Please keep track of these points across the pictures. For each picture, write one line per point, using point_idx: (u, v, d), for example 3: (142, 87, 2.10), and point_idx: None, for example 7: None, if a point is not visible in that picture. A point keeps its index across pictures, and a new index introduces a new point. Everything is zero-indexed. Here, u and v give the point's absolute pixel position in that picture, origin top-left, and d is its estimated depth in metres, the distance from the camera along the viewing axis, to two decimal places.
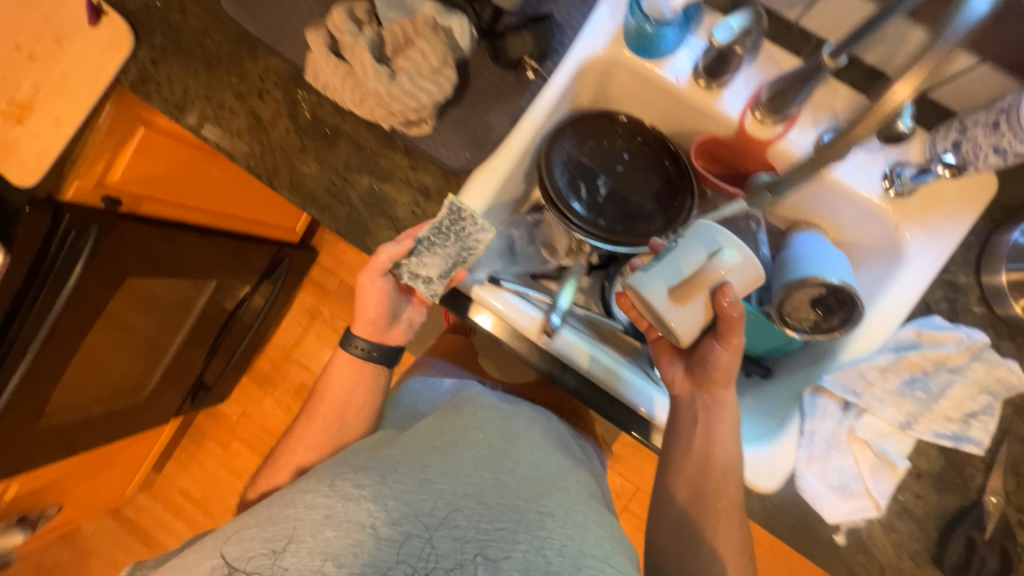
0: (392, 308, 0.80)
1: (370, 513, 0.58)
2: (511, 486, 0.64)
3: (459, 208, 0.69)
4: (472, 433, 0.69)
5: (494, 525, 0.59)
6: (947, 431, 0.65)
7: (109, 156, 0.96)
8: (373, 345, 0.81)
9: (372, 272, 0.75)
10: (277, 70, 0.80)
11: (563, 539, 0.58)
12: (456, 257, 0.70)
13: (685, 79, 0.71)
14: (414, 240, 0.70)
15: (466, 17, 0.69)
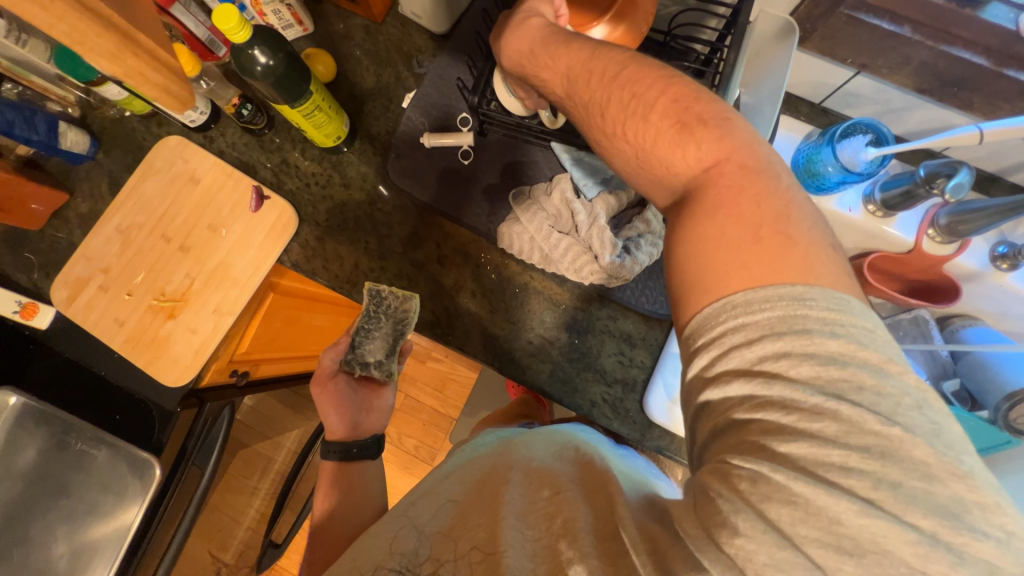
0: (359, 412, 0.75)
1: (366, 538, 0.54)
2: (491, 474, 0.54)
3: (378, 290, 0.74)
4: (467, 459, 0.60)
5: (475, 516, 0.49)
6: None
7: (243, 332, 0.90)
8: (344, 444, 0.71)
9: (323, 377, 0.75)
10: (455, 236, 0.80)
11: (561, 488, 0.49)
12: (395, 332, 0.75)
13: (857, 209, 0.76)
14: (352, 335, 0.78)
15: None
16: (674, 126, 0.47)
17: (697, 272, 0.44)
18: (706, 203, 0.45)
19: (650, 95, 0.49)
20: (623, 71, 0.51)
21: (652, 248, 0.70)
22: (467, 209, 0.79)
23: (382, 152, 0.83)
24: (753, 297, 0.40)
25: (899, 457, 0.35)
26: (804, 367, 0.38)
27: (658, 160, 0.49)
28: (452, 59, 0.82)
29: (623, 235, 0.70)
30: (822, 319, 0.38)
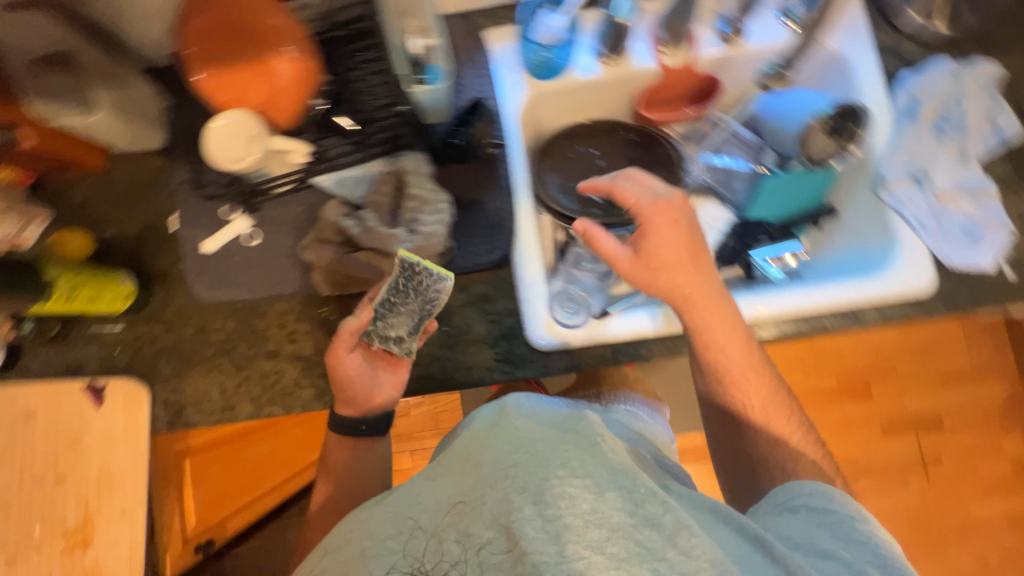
0: (376, 379, 0.72)
1: (364, 540, 0.51)
2: (500, 456, 0.50)
3: (412, 263, 0.68)
4: (465, 445, 0.55)
5: (490, 501, 0.48)
6: (992, 139, 0.73)
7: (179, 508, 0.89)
8: (363, 419, 0.74)
9: (340, 352, 0.69)
10: (290, 308, 0.79)
11: (586, 474, 0.48)
12: (422, 312, 0.71)
13: (596, 68, 0.80)
14: (374, 307, 0.70)
15: (417, 149, 0.75)
16: (756, 399, 0.67)
17: (739, 381, 0.67)
18: (756, 380, 0.67)
19: (734, 353, 0.67)
20: (737, 370, 0.67)
21: (438, 212, 0.70)
22: (283, 282, 0.79)
23: (182, 280, 0.81)
24: (826, 490, 0.60)
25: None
26: (824, 531, 0.55)
27: (728, 381, 0.68)
28: (184, 162, 0.81)
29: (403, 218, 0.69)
30: (874, 542, 0.54)
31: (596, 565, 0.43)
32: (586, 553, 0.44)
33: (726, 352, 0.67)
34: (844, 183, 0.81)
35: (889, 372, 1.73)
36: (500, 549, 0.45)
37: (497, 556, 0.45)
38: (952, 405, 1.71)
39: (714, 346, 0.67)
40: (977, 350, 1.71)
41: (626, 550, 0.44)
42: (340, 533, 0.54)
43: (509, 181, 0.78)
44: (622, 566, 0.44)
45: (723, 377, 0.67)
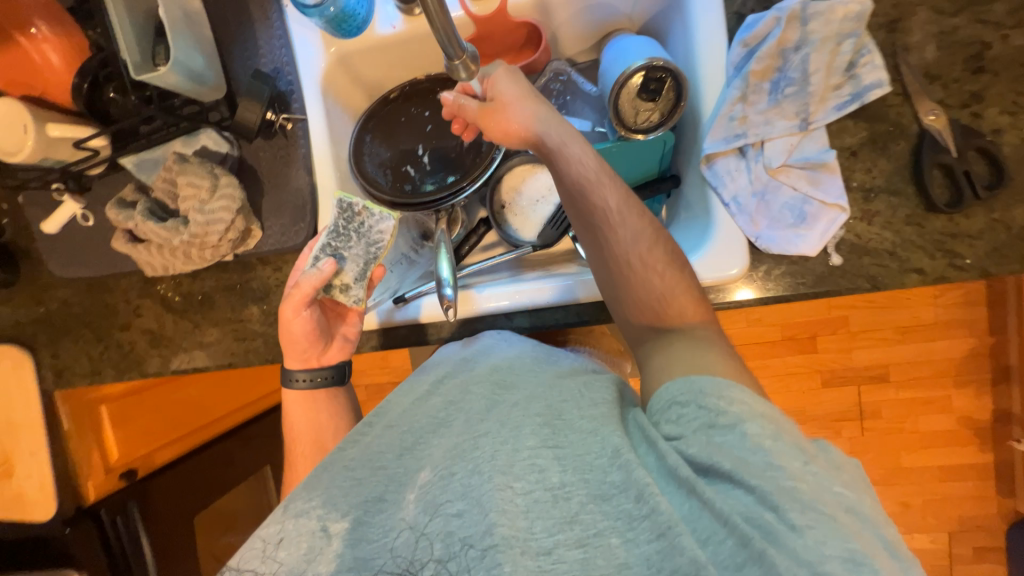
0: (326, 335, 0.73)
1: (320, 517, 0.54)
2: (474, 426, 0.58)
3: (351, 204, 0.70)
4: (436, 402, 0.64)
5: (461, 472, 0.54)
6: (841, 98, 0.61)
7: (98, 446, 1.03)
8: (312, 372, 0.73)
9: (292, 304, 0.68)
10: (132, 285, 0.84)
11: (556, 443, 0.55)
12: (367, 256, 0.71)
13: (399, 20, 0.72)
14: (318, 250, 0.70)
15: (208, 127, 0.72)
16: (660, 276, 0.62)
17: (644, 285, 0.62)
18: (664, 270, 0.62)
19: (626, 233, 0.63)
20: (655, 262, 0.63)
21: (224, 196, 0.69)
22: (120, 261, 0.83)
23: (41, 257, 0.87)
24: (709, 385, 0.54)
25: (763, 519, 0.46)
26: (707, 439, 0.51)
27: (619, 260, 0.63)
28: None
29: (184, 207, 0.68)
30: (767, 449, 0.49)
31: (565, 542, 0.49)
32: (558, 531, 0.49)
33: (626, 227, 0.63)
34: (684, 149, 0.72)
35: (840, 324, 1.56)
36: (472, 522, 0.51)
37: (467, 530, 0.50)
38: (905, 359, 1.57)
39: (607, 223, 0.63)
40: (944, 303, 1.52)
41: (599, 524, 0.49)
42: (291, 507, 0.55)
43: (309, 159, 0.74)
44: (589, 543, 0.49)
45: (616, 260, 0.63)
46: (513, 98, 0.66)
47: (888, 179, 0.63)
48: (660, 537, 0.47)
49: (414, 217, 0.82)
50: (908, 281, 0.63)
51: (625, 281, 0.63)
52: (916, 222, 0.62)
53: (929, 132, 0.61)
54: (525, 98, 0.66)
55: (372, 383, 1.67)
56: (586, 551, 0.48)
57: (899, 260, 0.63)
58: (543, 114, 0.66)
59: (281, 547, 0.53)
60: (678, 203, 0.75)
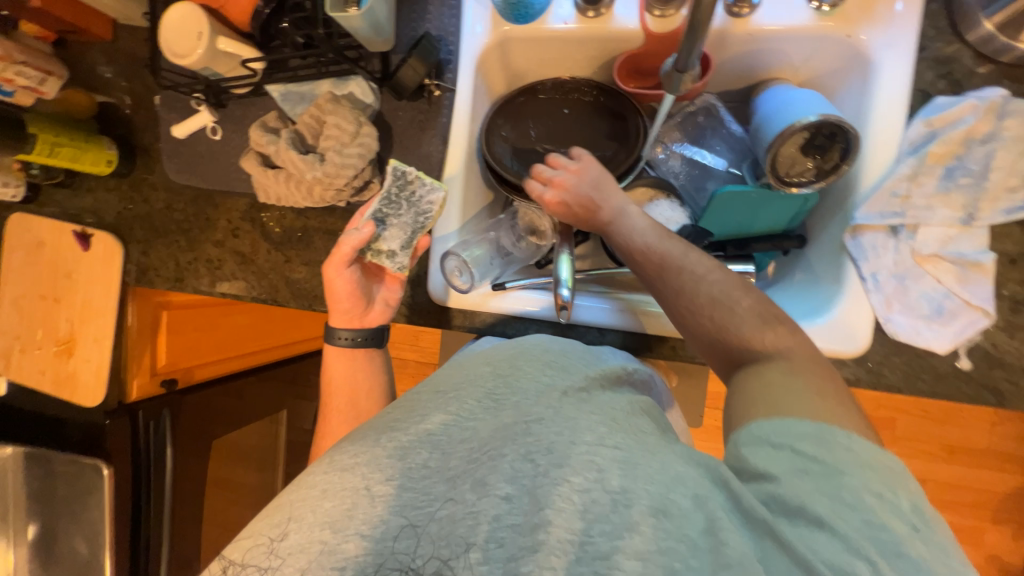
0: (367, 296, 0.72)
1: (365, 475, 0.46)
2: (524, 408, 0.49)
3: (405, 172, 0.69)
4: (477, 369, 0.56)
5: (513, 455, 0.45)
6: (1016, 202, 0.59)
7: (151, 347, 1.04)
8: (357, 330, 0.73)
9: (335, 262, 0.69)
10: (238, 206, 0.86)
11: (616, 444, 0.45)
12: (414, 225, 0.70)
13: (573, 19, 0.72)
14: (367, 214, 0.69)
15: (361, 77, 0.73)
16: (732, 312, 0.56)
17: (708, 328, 0.57)
18: (726, 318, 0.56)
19: (683, 279, 0.59)
20: (721, 304, 0.57)
21: (360, 142, 0.69)
22: (235, 181, 0.85)
23: (160, 158, 0.90)
24: (807, 426, 0.45)
25: (852, 571, 0.37)
26: (801, 480, 0.42)
27: (676, 308, 0.60)
28: None
29: (323, 145, 0.69)
30: (871, 503, 0.40)
31: (623, 551, 0.40)
32: (616, 537, 0.40)
33: (680, 275, 0.59)
34: (822, 212, 0.70)
35: (886, 425, 1.44)
36: (521, 509, 0.43)
37: (516, 517, 0.43)
38: (945, 480, 1.43)
39: (662, 274, 0.61)
40: (1002, 432, 1.39)
41: (661, 541, 0.40)
42: (338, 460, 0.48)
43: (447, 130, 0.75)
44: (648, 559, 0.39)
45: (676, 307, 0.59)
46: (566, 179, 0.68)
47: None
48: (728, 570, 0.38)
49: (526, 210, 0.80)
50: None
51: (691, 325, 0.59)
52: None
53: None
54: (581, 177, 0.68)
55: (398, 357, 1.65)
56: (644, 566, 0.39)
57: None
58: (597, 189, 0.68)
59: (324, 497, 0.46)
60: (796, 263, 0.73)
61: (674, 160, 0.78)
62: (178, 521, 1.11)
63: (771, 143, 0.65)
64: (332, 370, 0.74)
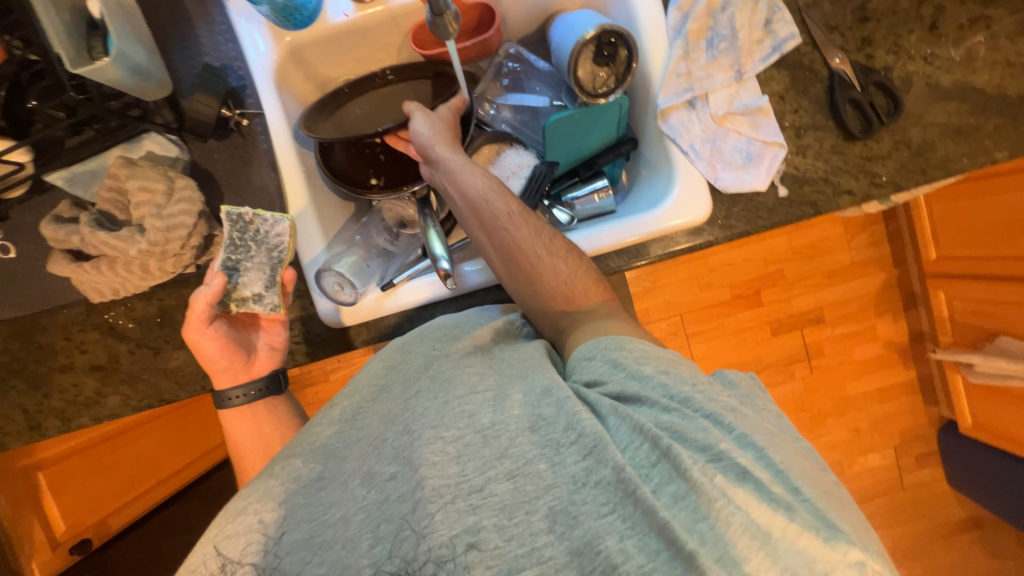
0: (245, 348, 0.68)
1: (259, 512, 0.45)
2: (409, 386, 0.52)
3: (240, 214, 0.65)
4: (370, 367, 0.56)
5: (392, 436, 0.48)
6: (766, 49, 0.70)
7: (36, 517, 0.89)
8: (246, 385, 0.67)
9: (193, 327, 0.64)
10: (72, 318, 0.74)
11: (487, 388, 0.50)
12: (272, 262, 0.67)
13: (352, 9, 0.72)
14: (217, 269, 0.65)
15: (153, 131, 0.67)
16: (557, 264, 0.61)
17: (535, 277, 0.61)
18: (547, 271, 0.61)
19: (529, 238, 0.62)
20: (543, 257, 0.61)
21: (178, 198, 0.63)
22: (56, 292, 0.73)
23: None
24: (620, 341, 0.55)
25: (674, 425, 0.46)
26: (614, 377, 0.51)
27: (519, 256, 0.62)
28: None
29: (138, 214, 0.63)
30: (660, 374, 0.50)
31: (495, 477, 0.44)
32: (488, 468, 0.44)
33: (522, 237, 0.61)
34: (637, 112, 0.78)
35: (778, 276, 1.65)
36: (404, 480, 0.44)
37: (400, 489, 0.44)
38: (835, 299, 1.68)
39: (508, 227, 0.62)
40: (857, 244, 1.66)
41: (528, 453, 0.45)
42: (230, 508, 0.45)
43: (272, 155, 0.71)
44: (518, 473, 0.44)
45: (518, 257, 0.62)
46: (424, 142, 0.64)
47: (812, 117, 0.72)
48: (588, 454, 0.44)
49: (388, 206, 0.79)
50: (842, 202, 0.72)
51: (523, 275, 0.62)
52: (841, 150, 0.72)
53: (838, 73, 0.72)
54: (440, 138, 0.64)
55: None
56: (516, 481, 0.44)
57: (832, 185, 0.72)
58: (435, 131, 0.65)
59: (219, 552, 0.43)
60: (638, 163, 0.81)
61: (503, 112, 0.82)
62: None
63: (568, 63, 0.70)
64: (238, 433, 0.68)
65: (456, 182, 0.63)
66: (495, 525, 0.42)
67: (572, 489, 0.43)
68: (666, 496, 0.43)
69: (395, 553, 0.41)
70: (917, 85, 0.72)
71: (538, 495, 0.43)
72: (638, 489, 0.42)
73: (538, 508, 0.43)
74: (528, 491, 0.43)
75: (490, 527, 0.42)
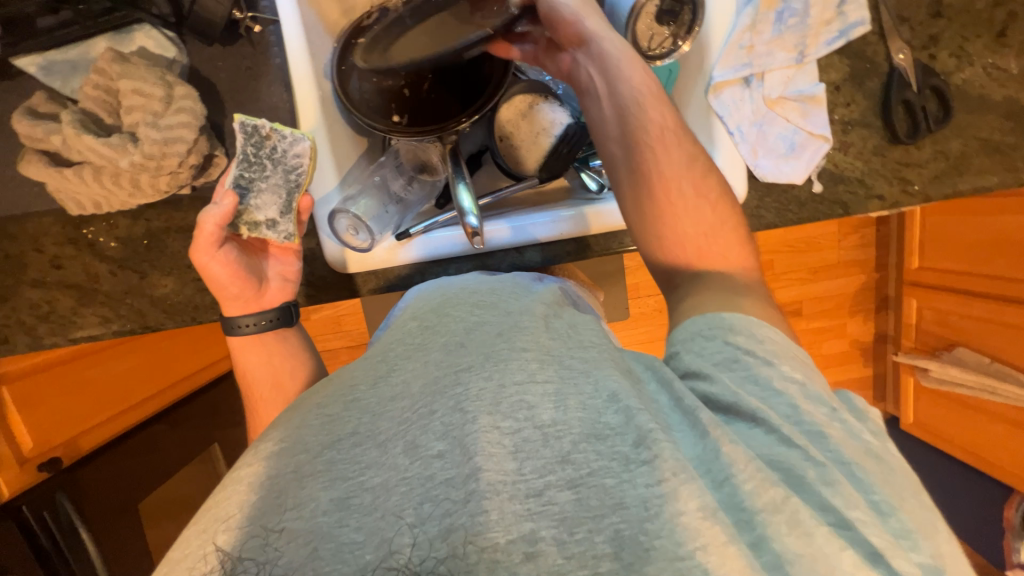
0: (257, 275, 0.63)
1: (289, 460, 0.46)
2: (456, 358, 0.50)
3: (256, 126, 0.60)
4: (405, 325, 0.58)
5: (441, 410, 0.46)
6: (833, 32, 0.66)
7: (6, 433, 0.87)
8: (259, 313, 0.63)
9: (202, 249, 0.59)
10: (44, 228, 0.67)
11: (547, 378, 0.48)
12: (288, 185, 0.62)
13: None
14: (228, 185, 0.60)
15: (148, 24, 0.58)
16: (693, 199, 0.57)
17: (667, 209, 0.57)
18: (681, 207, 0.57)
19: (676, 164, 0.57)
20: (680, 189, 0.57)
21: (177, 107, 0.56)
22: (26, 197, 0.65)
23: None
24: (743, 332, 0.50)
25: (782, 458, 0.44)
26: (728, 376, 0.48)
27: (658, 181, 0.57)
28: None
29: (131, 122, 0.55)
30: (789, 390, 0.46)
31: (555, 484, 0.43)
32: (548, 471, 0.43)
33: (663, 159, 0.57)
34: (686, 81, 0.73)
35: (768, 267, 1.69)
36: (453, 463, 0.43)
37: (448, 471, 0.43)
38: (817, 295, 1.74)
39: (655, 145, 0.57)
40: (848, 245, 1.70)
41: (592, 462, 0.43)
42: (261, 449, 0.47)
43: (286, 73, 0.63)
44: (581, 484, 0.43)
45: (658, 182, 0.57)
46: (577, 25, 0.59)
47: (862, 113, 0.70)
48: (662, 482, 0.42)
49: (406, 146, 0.73)
50: (871, 206, 0.72)
51: (656, 206, 0.58)
52: (882, 153, 0.71)
53: (898, 70, 0.69)
54: (599, 20, 0.60)
55: (324, 349, 1.52)
56: (579, 492, 0.42)
57: (865, 187, 0.72)
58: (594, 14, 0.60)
59: (250, 491, 0.44)
60: None
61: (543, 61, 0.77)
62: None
63: (628, 16, 0.64)
64: (247, 363, 0.64)
65: (608, 76, 0.59)
66: (554, 536, 0.41)
67: (642, 517, 0.41)
68: (763, 557, 0.40)
69: (444, 541, 0.40)
70: (968, 95, 0.71)
71: (603, 513, 0.41)
72: (722, 535, 0.40)
73: (602, 528, 0.41)
74: (592, 506, 0.42)
75: (549, 539, 0.41)
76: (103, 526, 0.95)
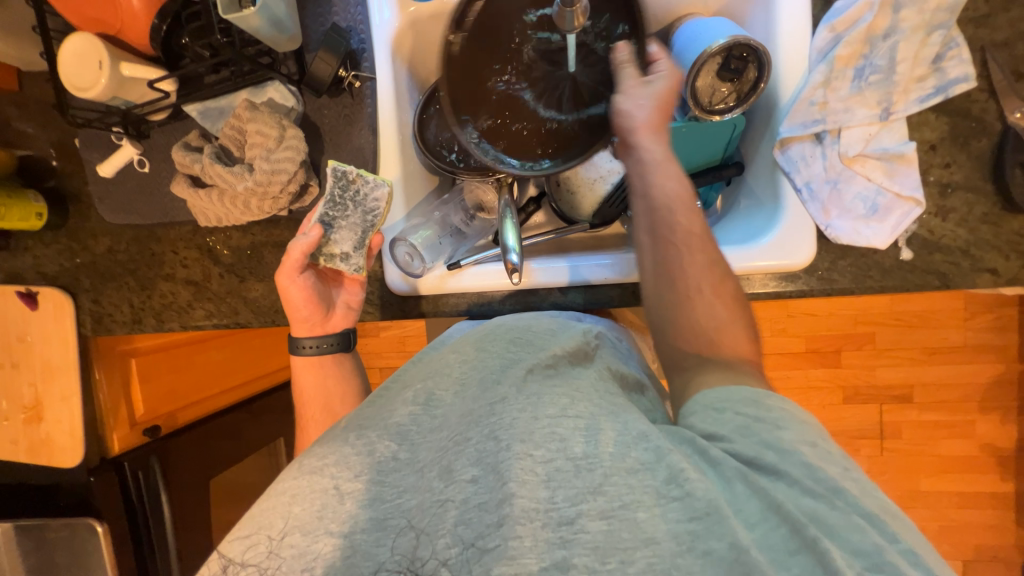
0: (327, 302, 0.72)
1: (334, 475, 0.48)
2: (485, 388, 0.52)
3: (345, 172, 0.69)
4: (448, 356, 0.58)
5: (477, 437, 0.48)
6: (926, 90, 0.61)
7: (124, 397, 1.02)
8: (321, 338, 0.72)
9: (287, 273, 0.68)
10: (181, 235, 0.84)
11: (578, 413, 0.48)
12: (364, 224, 0.70)
13: None
14: (316, 220, 0.69)
15: (277, 80, 0.72)
16: (714, 308, 0.56)
17: (685, 310, 0.57)
18: (698, 308, 0.56)
19: (697, 267, 0.57)
20: (704, 289, 0.57)
21: (283, 146, 0.68)
22: (173, 209, 0.82)
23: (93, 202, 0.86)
24: (752, 395, 0.51)
25: (814, 509, 0.43)
26: (744, 441, 0.48)
27: (677, 279, 0.57)
28: None
29: (249, 155, 0.68)
30: (805, 450, 0.47)
31: (588, 513, 0.43)
32: (581, 501, 0.43)
33: (686, 263, 0.57)
34: (752, 136, 0.71)
35: (867, 339, 1.47)
36: (487, 487, 0.45)
37: (482, 496, 0.45)
38: (930, 380, 1.47)
39: (681, 247, 0.58)
40: (977, 325, 1.43)
41: (625, 496, 0.43)
42: (306, 464, 0.50)
43: (374, 119, 0.74)
44: (613, 516, 0.43)
45: (676, 282, 0.57)
46: (626, 120, 0.60)
47: (966, 175, 0.62)
48: (696, 519, 0.42)
49: (470, 187, 0.80)
50: (979, 281, 0.62)
51: (673, 297, 0.57)
52: (993, 221, 0.61)
53: (1014, 130, 0.60)
54: (652, 120, 0.60)
55: (386, 366, 1.62)
56: (610, 523, 0.42)
57: (971, 259, 0.62)
58: (652, 113, 0.60)
59: (293, 502, 0.47)
60: (738, 190, 0.74)
61: None
62: (188, 550, 1.10)
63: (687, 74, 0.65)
64: (304, 379, 0.73)
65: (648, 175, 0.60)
66: (586, 565, 0.41)
67: (675, 551, 0.41)
68: None
69: (477, 562, 0.42)
70: None
71: (635, 546, 0.41)
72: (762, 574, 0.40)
73: (635, 561, 0.41)
74: (624, 539, 0.42)
75: (581, 567, 0.41)
76: (182, 493, 1.09)
